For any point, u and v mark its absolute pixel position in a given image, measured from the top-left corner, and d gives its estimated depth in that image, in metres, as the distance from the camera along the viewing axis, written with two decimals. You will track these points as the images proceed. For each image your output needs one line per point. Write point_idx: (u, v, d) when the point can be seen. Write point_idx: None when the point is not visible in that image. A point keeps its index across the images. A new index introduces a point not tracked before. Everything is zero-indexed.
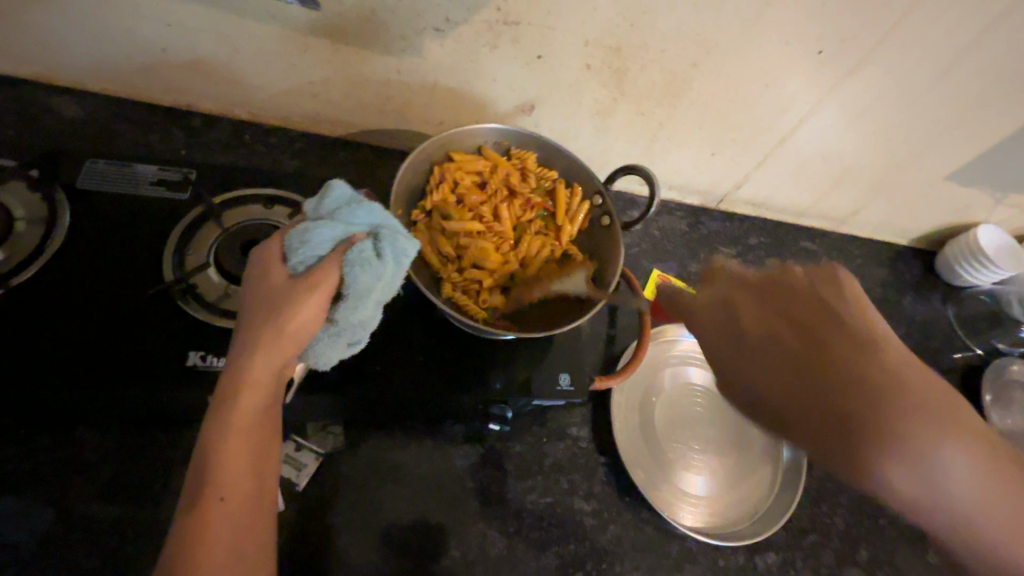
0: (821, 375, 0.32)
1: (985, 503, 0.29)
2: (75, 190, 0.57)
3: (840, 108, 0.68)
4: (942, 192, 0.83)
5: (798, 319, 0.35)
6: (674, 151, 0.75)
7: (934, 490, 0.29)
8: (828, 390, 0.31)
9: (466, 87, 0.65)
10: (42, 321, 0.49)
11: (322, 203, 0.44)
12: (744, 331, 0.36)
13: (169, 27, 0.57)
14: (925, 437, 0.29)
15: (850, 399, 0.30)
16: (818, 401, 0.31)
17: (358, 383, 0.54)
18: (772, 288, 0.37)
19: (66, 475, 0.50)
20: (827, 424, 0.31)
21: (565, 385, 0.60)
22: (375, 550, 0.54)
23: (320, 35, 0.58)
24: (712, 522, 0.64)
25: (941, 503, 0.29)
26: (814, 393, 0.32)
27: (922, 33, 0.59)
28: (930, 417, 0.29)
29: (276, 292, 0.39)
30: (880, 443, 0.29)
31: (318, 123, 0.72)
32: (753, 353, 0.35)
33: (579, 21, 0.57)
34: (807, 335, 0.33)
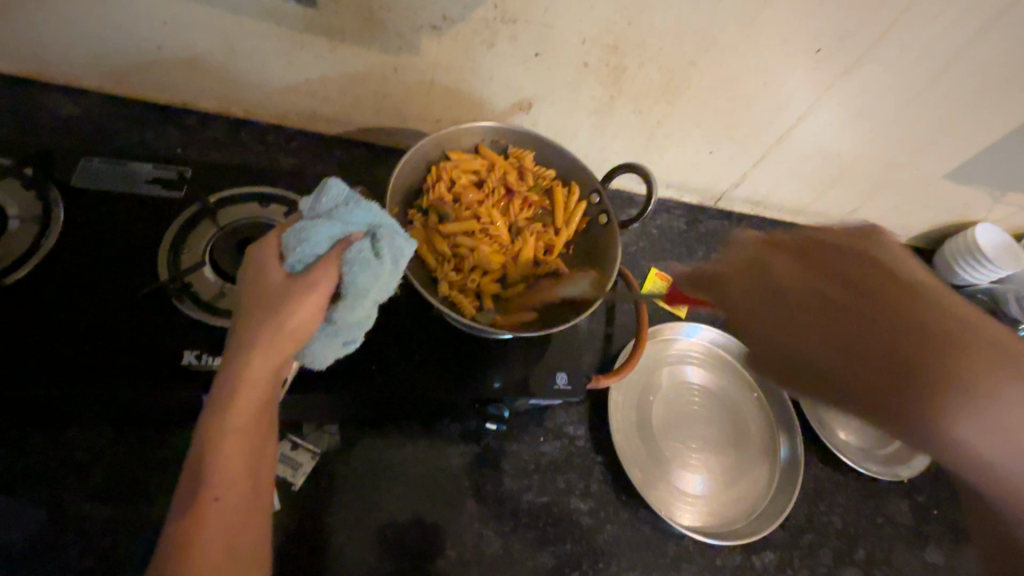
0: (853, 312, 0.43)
1: (1005, 434, 0.37)
2: (69, 188, 0.56)
3: (839, 107, 0.68)
4: (940, 191, 0.83)
5: (857, 282, 0.45)
6: (672, 149, 0.75)
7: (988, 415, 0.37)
8: (900, 334, 0.41)
9: (463, 85, 0.65)
10: (35, 320, 0.49)
11: (319, 202, 0.43)
12: (816, 289, 0.46)
13: (164, 24, 0.57)
14: (987, 377, 0.38)
15: (859, 337, 0.42)
16: (852, 341, 0.43)
17: (354, 382, 0.53)
18: (847, 255, 0.47)
19: (60, 475, 0.50)
20: (873, 368, 0.41)
21: (562, 384, 0.60)
22: (371, 549, 0.54)
23: (316, 33, 0.58)
24: (710, 521, 0.64)
25: (969, 430, 0.38)
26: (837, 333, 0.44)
27: (921, 31, 0.58)
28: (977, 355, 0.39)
29: (273, 290, 0.39)
30: (898, 373, 0.40)
31: (314, 121, 0.71)
32: (786, 307, 0.47)
33: (577, 19, 0.57)
34: (850, 283, 0.45)
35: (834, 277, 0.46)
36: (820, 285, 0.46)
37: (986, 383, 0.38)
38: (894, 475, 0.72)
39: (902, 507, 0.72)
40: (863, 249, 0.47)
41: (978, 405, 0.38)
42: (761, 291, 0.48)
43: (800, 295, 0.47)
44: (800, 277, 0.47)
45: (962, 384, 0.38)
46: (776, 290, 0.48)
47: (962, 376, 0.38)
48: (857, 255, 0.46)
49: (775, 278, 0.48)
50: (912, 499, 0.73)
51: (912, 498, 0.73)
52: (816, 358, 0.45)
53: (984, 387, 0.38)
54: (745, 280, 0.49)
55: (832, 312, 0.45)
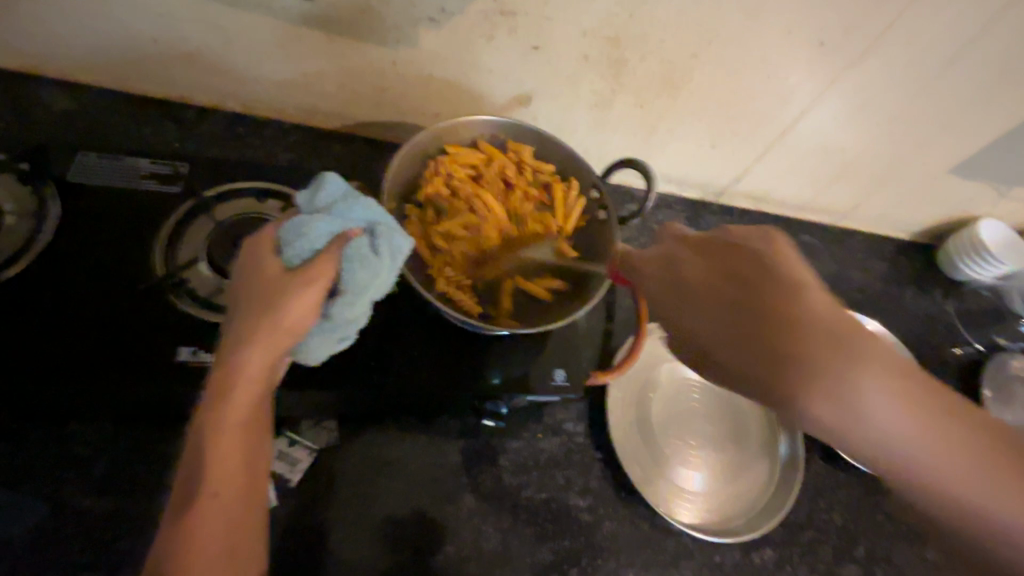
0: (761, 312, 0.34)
1: (921, 448, 0.31)
2: (66, 183, 0.56)
3: (843, 100, 0.67)
4: (945, 186, 0.82)
5: (745, 277, 0.36)
6: (673, 143, 0.74)
7: (903, 430, 0.30)
8: (763, 332, 0.33)
9: (462, 79, 0.64)
10: (32, 316, 0.48)
11: (317, 197, 0.43)
12: (705, 291, 0.37)
13: (160, 18, 0.56)
14: (857, 375, 0.31)
15: (811, 350, 0.31)
16: (756, 346, 0.33)
17: (351, 378, 0.53)
18: (729, 243, 0.38)
19: (58, 470, 0.50)
20: (784, 378, 0.31)
21: (560, 380, 0.60)
22: (370, 545, 0.54)
23: (314, 26, 0.57)
24: (709, 517, 0.64)
25: (896, 448, 0.31)
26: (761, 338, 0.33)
27: (928, 23, 0.58)
28: (859, 352, 0.31)
29: (271, 285, 0.38)
30: (824, 382, 0.31)
31: (313, 116, 0.71)
32: (688, 311, 0.38)
33: (577, 12, 0.56)
34: (744, 286, 0.35)
35: (762, 289, 0.34)
36: (720, 290, 0.37)
37: (861, 391, 0.30)
38: None
39: None
40: (754, 241, 0.37)
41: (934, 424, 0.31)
42: (686, 297, 0.39)
43: (706, 300, 0.37)
44: (704, 278, 0.38)
45: (872, 397, 0.30)
46: (678, 297, 0.39)
47: (833, 384, 0.31)
48: (791, 271, 0.35)
49: (680, 281, 0.40)
50: None
51: None
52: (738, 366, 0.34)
53: (860, 398, 0.30)
54: (679, 286, 0.40)
55: (737, 317, 0.34)
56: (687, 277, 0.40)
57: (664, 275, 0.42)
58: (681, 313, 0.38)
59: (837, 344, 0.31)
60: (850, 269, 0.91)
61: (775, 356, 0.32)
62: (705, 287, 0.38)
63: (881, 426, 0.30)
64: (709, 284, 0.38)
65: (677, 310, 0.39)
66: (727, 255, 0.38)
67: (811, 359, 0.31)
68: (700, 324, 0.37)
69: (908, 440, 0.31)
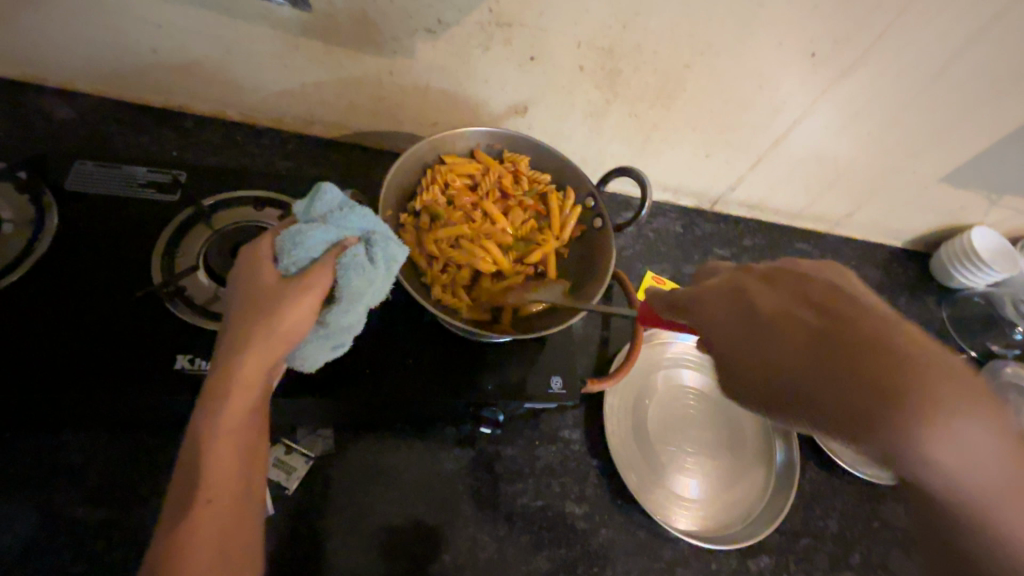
0: (878, 350, 0.30)
1: (990, 478, 0.28)
2: (64, 191, 0.56)
3: (834, 110, 0.68)
4: (936, 194, 0.83)
5: (778, 283, 0.37)
6: (667, 152, 0.75)
7: (979, 457, 0.28)
8: (835, 348, 0.31)
9: (458, 89, 0.65)
10: (28, 324, 0.48)
11: (314, 205, 0.43)
12: (732, 301, 0.38)
13: (159, 28, 0.57)
14: (935, 399, 0.28)
15: (908, 380, 0.29)
16: (821, 372, 0.31)
17: (348, 386, 0.53)
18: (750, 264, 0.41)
19: (52, 479, 0.49)
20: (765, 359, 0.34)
21: (557, 387, 0.60)
22: (365, 553, 0.53)
23: (312, 37, 0.58)
24: (705, 524, 0.64)
25: (958, 474, 0.28)
26: (869, 362, 0.29)
27: (917, 34, 0.59)
28: (965, 385, 0.29)
29: (267, 292, 0.39)
30: (917, 408, 0.28)
31: (310, 125, 0.71)
32: (732, 324, 0.37)
33: (572, 23, 0.57)
34: (795, 291, 0.36)
35: (853, 321, 0.32)
36: (753, 293, 0.37)
37: (946, 412, 0.28)
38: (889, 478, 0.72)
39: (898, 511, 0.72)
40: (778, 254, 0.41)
41: (969, 458, 0.28)
42: (724, 308, 0.38)
43: (776, 319, 0.34)
44: (772, 302, 0.35)
45: (957, 419, 0.28)
46: (748, 317, 0.36)
47: (942, 397, 0.28)
48: (847, 293, 0.36)
49: (733, 299, 0.38)
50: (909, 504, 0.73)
51: None
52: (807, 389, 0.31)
53: (933, 416, 0.28)
54: (705, 296, 0.41)
55: (777, 325, 0.34)
56: (742, 297, 0.38)
57: (711, 294, 0.40)
58: (724, 326, 0.37)
59: (929, 364, 0.29)
60: None
61: (871, 383, 0.29)
62: (779, 316, 0.34)
63: (945, 446, 0.28)
64: (792, 317, 0.34)
65: (742, 332, 0.36)
66: (783, 277, 0.37)
67: (885, 381, 0.29)
68: (723, 339, 0.37)
69: (960, 456, 0.28)
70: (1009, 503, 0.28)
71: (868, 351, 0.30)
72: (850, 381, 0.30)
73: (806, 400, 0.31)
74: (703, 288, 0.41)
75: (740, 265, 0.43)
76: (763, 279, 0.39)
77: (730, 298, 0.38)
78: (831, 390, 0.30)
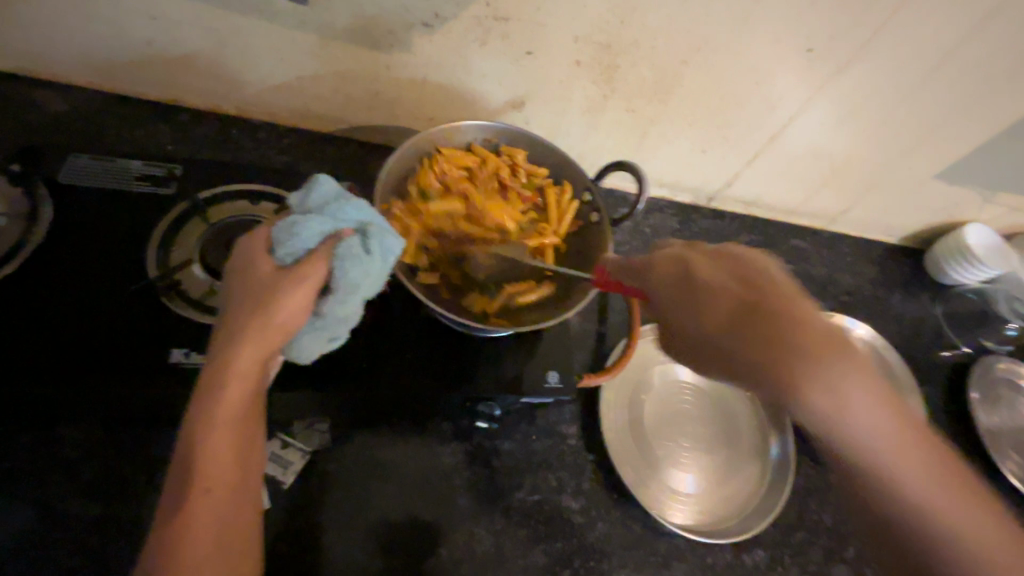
0: (801, 335, 0.34)
1: (879, 431, 0.33)
2: (58, 185, 0.56)
3: (830, 107, 0.68)
4: (931, 191, 0.83)
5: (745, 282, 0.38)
6: (664, 147, 0.75)
7: (869, 423, 0.33)
8: (771, 335, 0.34)
9: (455, 83, 0.65)
10: (23, 318, 0.48)
11: (310, 197, 0.43)
12: (697, 288, 0.40)
13: (154, 20, 0.56)
14: (850, 380, 0.33)
15: (825, 361, 0.33)
16: (767, 357, 0.34)
17: (345, 380, 0.53)
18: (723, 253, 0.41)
19: (47, 473, 0.49)
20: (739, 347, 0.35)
21: (554, 382, 0.60)
22: (362, 547, 0.54)
23: (309, 30, 0.57)
24: (701, 519, 0.64)
25: (868, 437, 0.33)
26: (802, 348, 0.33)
27: (913, 31, 0.59)
28: (864, 361, 0.34)
29: (263, 283, 0.39)
30: (826, 379, 0.33)
31: (306, 119, 0.71)
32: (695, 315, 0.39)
33: (569, 17, 0.57)
34: (750, 284, 0.37)
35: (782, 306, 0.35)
36: (726, 289, 0.38)
37: (847, 381, 0.33)
38: None
39: None
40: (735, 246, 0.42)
41: (848, 419, 0.33)
42: (694, 298, 0.39)
43: (733, 315, 0.36)
44: (723, 287, 0.38)
45: (861, 393, 0.33)
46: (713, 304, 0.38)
47: (832, 377, 0.32)
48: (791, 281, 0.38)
49: (691, 284, 0.40)
50: None
51: None
52: (735, 361, 0.35)
53: (845, 390, 0.33)
54: (676, 286, 0.41)
55: (735, 319, 0.36)
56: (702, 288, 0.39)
57: (679, 285, 0.41)
58: (695, 315, 0.39)
59: (841, 343, 0.34)
60: (840, 273, 0.92)
61: (802, 371, 0.33)
62: (736, 305, 0.37)
63: (855, 413, 0.33)
64: (747, 306, 0.36)
65: (702, 325, 0.38)
66: (738, 266, 0.39)
67: (814, 367, 0.33)
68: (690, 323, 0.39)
69: (865, 427, 0.33)
70: (902, 460, 0.34)
71: (800, 337, 0.34)
72: (790, 364, 0.33)
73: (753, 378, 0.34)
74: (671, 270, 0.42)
75: (701, 248, 0.43)
76: (727, 269, 0.40)
77: (694, 291, 0.40)
78: (771, 372, 0.33)
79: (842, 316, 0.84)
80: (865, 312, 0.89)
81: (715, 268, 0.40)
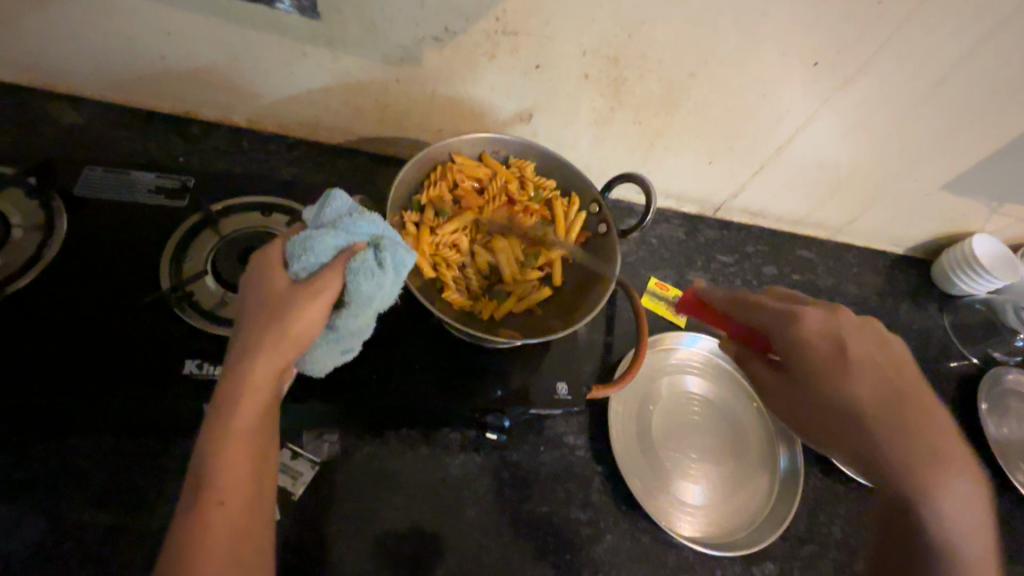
0: (920, 430, 0.40)
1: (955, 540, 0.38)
2: (73, 197, 0.57)
3: (837, 119, 0.69)
4: (937, 202, 0.83)
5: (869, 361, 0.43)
6: (671, 159, 0.76)
7: (977, 531, 0.38)
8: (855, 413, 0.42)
9: (464, 96, 0.65)
10: (37, 328, 0.49)
11: (323, 212, 0.43)
12: (867, 365, 0.43)
13: (168, 35, 0.57)
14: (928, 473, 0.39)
15: (935, 466, 0.39)
16: (895, 444, 0.40)
17: (354, 391, 0.53)
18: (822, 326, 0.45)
19: (58, 483, 0.49)
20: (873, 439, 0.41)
21: (562, 393, 0.60)
22: (371, 559, 0.53)
23: (321, 44, 0.58)
24: (710, 531, 0.64)
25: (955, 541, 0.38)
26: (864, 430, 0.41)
27: (918, 44, 0.59)
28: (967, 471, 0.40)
29: (278, 296, 0.39)
30: (947, 484, 0.38)
31: (316, 130, 0.72)
32: (869, 405, 0.41)
33: (577, 31, 0.57)
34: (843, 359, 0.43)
35: (915, 397, 0.42)
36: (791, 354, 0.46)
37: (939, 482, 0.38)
38: None
39: None
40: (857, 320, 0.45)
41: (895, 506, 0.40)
42: (859, 364, 0.43)
43: (883, 400, 0.41)
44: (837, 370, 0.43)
45: (968, 499, 0.38)
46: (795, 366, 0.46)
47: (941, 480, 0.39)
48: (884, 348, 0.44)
49: (808, 355, 0.45)
50: None
51: None
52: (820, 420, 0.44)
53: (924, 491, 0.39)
54: (828, 348, 0.44)
55: (844, 391, 0.42)
56: (792, 353, 0.46)
57: (827, 349, 0.44)
58: (834, 380, 0.43)
59: (950, 443, 0.40)
60: (846, 284, 0.92)
61: (915, 466, 0.39)
62: (886, 392, 0.42)
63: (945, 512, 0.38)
64: (894, 388, 0.42)
65: (851, 400, 0.42)
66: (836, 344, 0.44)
67: (942, 468, 0.39)
68: (830, 393, 0.43)
69: (951, 514, 0.38)
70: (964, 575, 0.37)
71: (869, 420, 0.41)
72: (908, 454, 0.39)
73: (879, 460, 0.40)
74: (813, 329, 0.45)
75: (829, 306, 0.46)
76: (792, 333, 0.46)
77: (858, 366, 0.43)
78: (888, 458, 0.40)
79: None
80: None
81: (870, 355, 0.43)
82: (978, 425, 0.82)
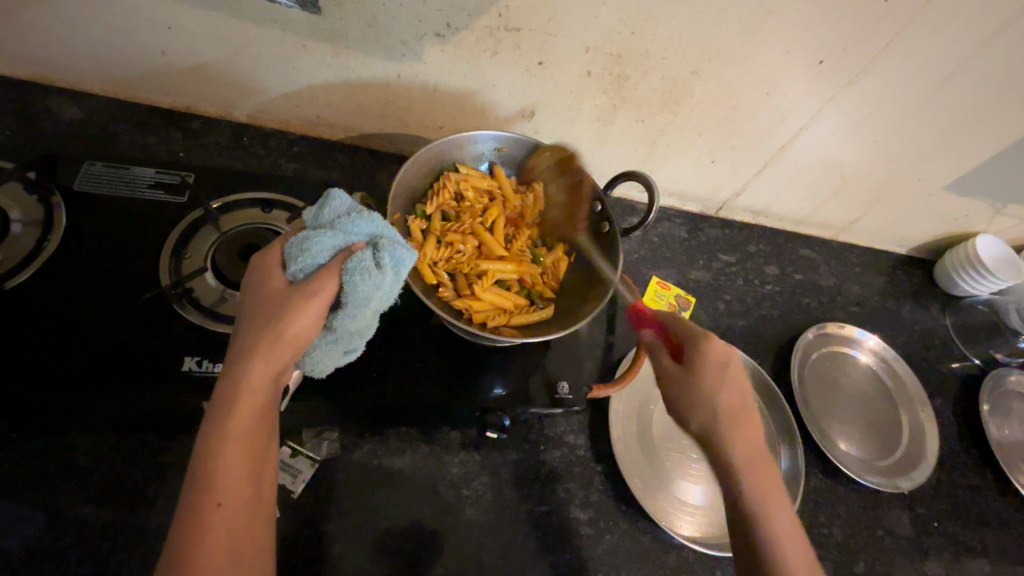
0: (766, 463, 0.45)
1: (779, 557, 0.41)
2: (73, 192, 0.56)
3: (839, 118, 0.68)
4: (941, 202, 0.83)
5: (748, 405, 0.46)
6: (675, 157, 0.75)
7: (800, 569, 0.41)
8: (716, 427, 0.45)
9: (467, 92, 0.65)
10: (35, 324, 0.48)
11: (324, 211, 0.43)
12: (736, 384, 0.46)
13: (168, 29, 0.57)
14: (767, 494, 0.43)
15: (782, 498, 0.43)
16: (748, 483, 0.43)
17: (354, 390, 0.53)
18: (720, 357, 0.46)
19: (57, 480, 0.49)
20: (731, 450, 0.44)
21: (562, 392, 0.60)
22: (369, 558, 0.53)
23: (321, 39, 0.58)
24: (710, 531, 0.63)
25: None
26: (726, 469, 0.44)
27: (923, 43, 0.59)
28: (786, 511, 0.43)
29: (275, 297, 0.39)
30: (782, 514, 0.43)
31: (317, 126, 0.71)
32: (738, 429, 0.44)
33: (580, 28, 0.57)
34: (739, 387, 0.46)
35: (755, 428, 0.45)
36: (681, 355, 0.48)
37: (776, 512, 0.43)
38: (895, 487, 0.71)
39: (902, 519, 0.72)
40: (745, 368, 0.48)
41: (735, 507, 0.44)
42: (731, 384, 0.45)
43: (751, 422, 0.45)
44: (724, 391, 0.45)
45: (794, 516, 0.43)
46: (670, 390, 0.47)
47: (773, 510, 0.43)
48: (744, 393, 0.46)
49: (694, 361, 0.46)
50: (911, 511, 0.73)
51: (912, 510, 0.73)
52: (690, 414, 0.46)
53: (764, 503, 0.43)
54: (711, 373, 0.46)
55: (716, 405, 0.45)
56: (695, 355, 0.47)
57: (714, 364, 0.46)
58: (704, 412, 0.45)
59: (775, 473, 0.45)
60: (849, 283, 0.91)
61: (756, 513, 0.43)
62: (745, 410, 0.45)
63: (788, 539, 0.42)
64: (751, 409, 0.46)
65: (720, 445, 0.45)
66: (735, 375, 0.46)
67: (776, 502, 0.43)
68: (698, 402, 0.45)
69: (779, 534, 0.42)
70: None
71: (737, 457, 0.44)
72: (759, 498, 0.43)
73: (737, 501, 0.43)
74: (711, 354, 0.46)
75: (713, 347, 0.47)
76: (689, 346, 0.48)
77: (730, 382, 0.45)
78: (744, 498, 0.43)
79: (852, 327, 0.83)
80: (876, 322, 0.89)
81: (742, 380, 0.46)
82: (980, 426, 0.82)
